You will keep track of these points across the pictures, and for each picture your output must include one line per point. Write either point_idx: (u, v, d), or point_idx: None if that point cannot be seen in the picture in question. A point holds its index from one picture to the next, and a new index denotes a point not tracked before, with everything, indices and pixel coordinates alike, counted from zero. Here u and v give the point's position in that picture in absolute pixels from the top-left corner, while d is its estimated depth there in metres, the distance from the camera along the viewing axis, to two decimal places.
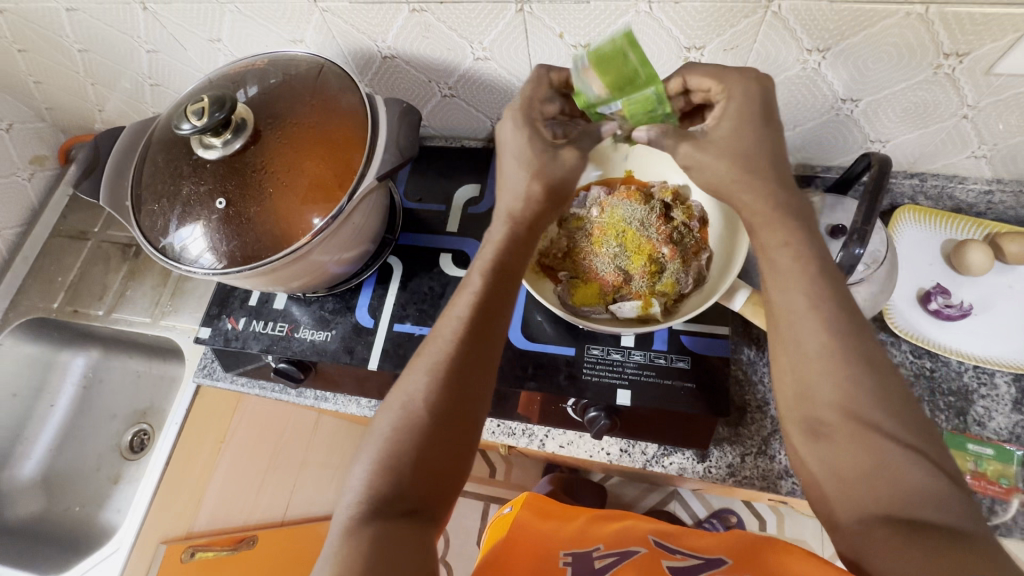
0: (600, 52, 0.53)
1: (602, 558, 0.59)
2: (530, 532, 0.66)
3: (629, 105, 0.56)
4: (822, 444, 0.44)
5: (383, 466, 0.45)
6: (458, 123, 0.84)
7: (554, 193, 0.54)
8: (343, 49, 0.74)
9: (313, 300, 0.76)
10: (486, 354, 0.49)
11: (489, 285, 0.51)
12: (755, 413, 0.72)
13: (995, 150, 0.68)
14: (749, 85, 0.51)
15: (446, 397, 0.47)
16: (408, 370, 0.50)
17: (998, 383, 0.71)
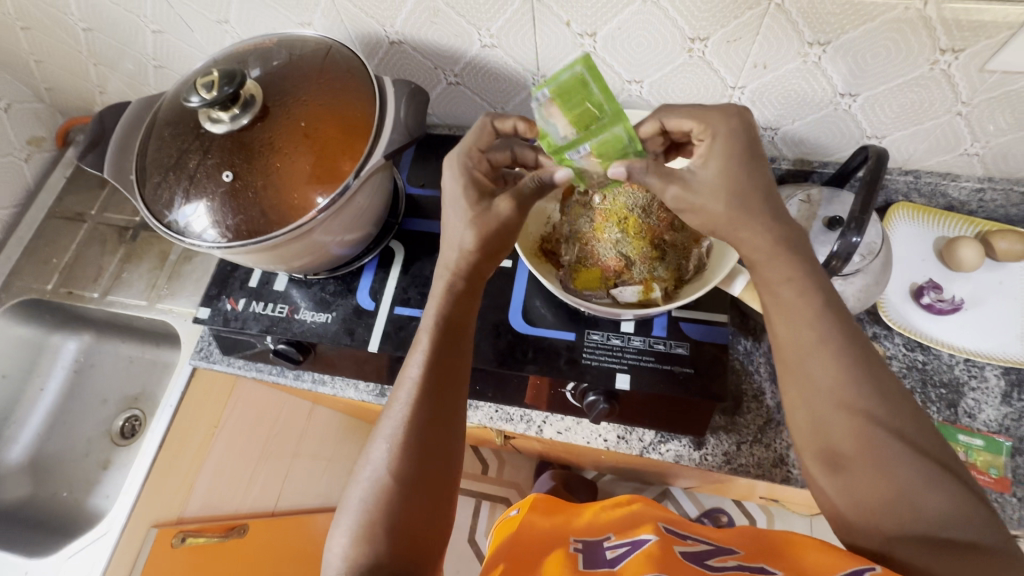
0: (560, 85, 0.49)
1: (614, 548, 0.61)
2: (538, 534, 0.68)
3: (598, 144, 0.51)
4: (842, 475, 0.47)
5: (360, 535, 0.49)
6: (463, 111, 0.84)
7: (491, 242, 0.56)
8: (351, 33, 0.74)
9: (313, 283, 0.76)
10: (442, 413, 0.54)
11: (437, 341, 0.56)
12: (752, 402, 0.73)
13: (987, 147, 0.70)
14: (732, 122, 0.52)
15: (406, 457, 0.51)
16: (369, 445, 0.54)
17: (988, 376, 0.72)
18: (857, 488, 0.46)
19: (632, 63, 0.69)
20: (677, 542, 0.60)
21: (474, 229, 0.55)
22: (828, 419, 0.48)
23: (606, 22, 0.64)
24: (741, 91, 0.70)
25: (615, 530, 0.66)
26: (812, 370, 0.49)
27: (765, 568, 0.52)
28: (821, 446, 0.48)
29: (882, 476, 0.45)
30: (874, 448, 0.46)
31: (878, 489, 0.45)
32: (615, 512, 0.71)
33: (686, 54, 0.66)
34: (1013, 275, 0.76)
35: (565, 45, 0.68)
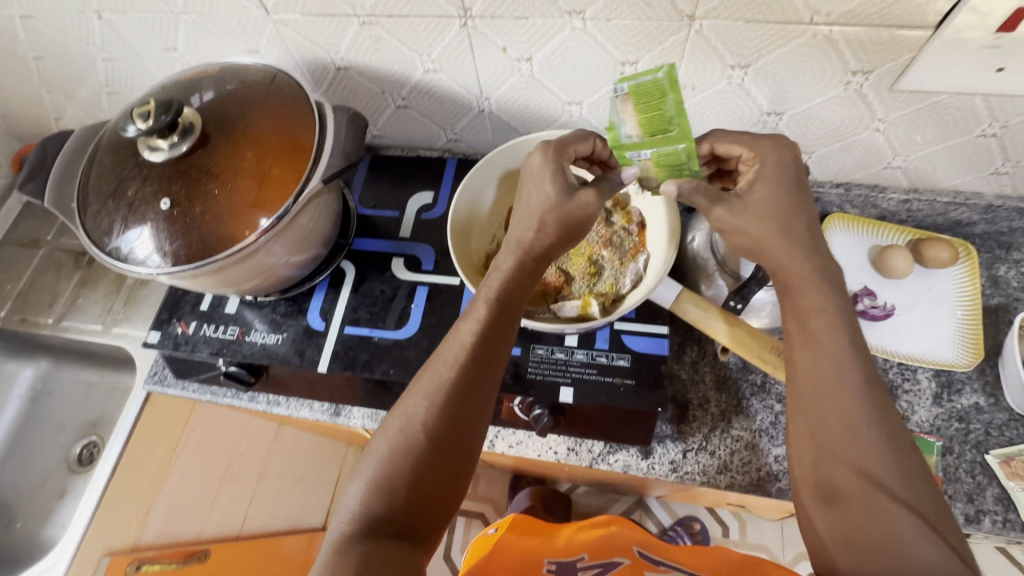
0: (639, 85, 0.50)
1: (586, 570, 0.66)
2: (515, 544, 0.70)
3: (658, 154, 0.52)
4: (834, 508, 0.47)
5: (378, 486, 0.49)
6: (413, 132, 0.86)
7: (564, 228, 0.56)
8: (298, 60, 0.76)
9: (264, 304, 0.76)
10: (483, 385, 0.54)
11: (493, 315, 0.55)
12: (696, 411, 0.75)
13: (909, 160, 0.74)
14: (782, 152, 0.55)
15: (441, 420, 0.51)
16: (406, 398, 0.54)
17: (920, 379, 0.75)
18: (849, 526, 0.46)
19: (570, 85, 0.71)
20: (648, 566, 0.65)
21: (554, 213, 0.55)
22: (827, 455, 0.48)
23: (540, 48, 0.66)
24: None
25: (588, 552, 0.70)
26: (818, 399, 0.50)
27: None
28: (818, 479, 0.48)
29: (872, 516, 0.45)
30: (865, 486, 0.46)
31: (871, 527, 0.45)
32: (592, 532, 0.75)
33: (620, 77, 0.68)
34: (941, 280, 0.79)
35: (504, 69, 0.70)
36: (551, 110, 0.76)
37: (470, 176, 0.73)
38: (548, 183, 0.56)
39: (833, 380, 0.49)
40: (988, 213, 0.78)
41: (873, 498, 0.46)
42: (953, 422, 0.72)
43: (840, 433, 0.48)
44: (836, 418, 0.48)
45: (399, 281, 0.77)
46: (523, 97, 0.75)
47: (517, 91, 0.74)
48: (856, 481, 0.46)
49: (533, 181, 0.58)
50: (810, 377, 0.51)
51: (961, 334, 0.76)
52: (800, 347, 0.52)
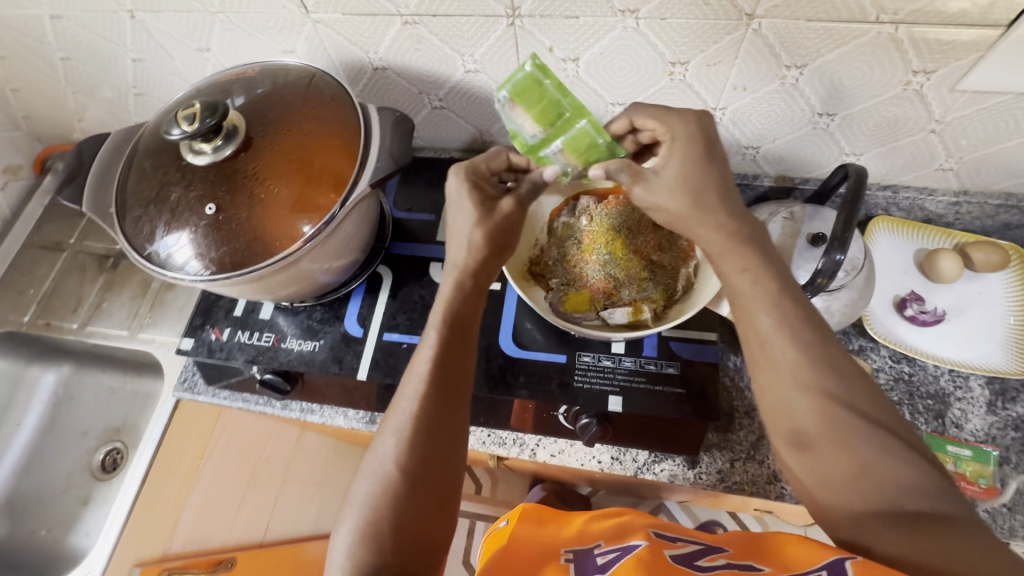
0: (516, 85, 0.52)
1: (603, 555, 0.58)
2: (527, 543, 0.64)
3: (567, 138, 0.57)
4: (809, 453, 0.47)
5: (364, 534, 0.48)
6: (448, 134, 0.85)
7: (494, 242, 0.58)
8: (334, 60, 0.74)
9: (300, 310, 0.75)
10: (448, 408, 0.54)
11: (445, 339, 0.56)
12: (743, 418, 0.73)
13: (961, 162, 0.72)
14: (690, 126, 0.56)
15: (413, 454, 0.51)
16: (376, 439, 0.54)
17: (973, 386, 0.73)
18: (824, 468, 0.46)
19: (615, 85, 0.69)
20: (666, 546, 0.57)
21: (483, 228, 0.57)
22: (790, 398, 0.48)
23: (588, 48, 0.64)
24: (722, 112, 0.71)
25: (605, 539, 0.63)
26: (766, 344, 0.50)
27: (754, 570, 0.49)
28: (789, 428, 0.48)
29: (845, 453, 0.45)
30: (835, 422, 0.46)
31: (842, 464, 0.45)
32: (607, 520, 0.68)
33: (668, 77, 0.66)
34: (991, 285, 0.77)
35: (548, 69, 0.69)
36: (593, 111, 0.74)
37: None
38: (467, 202, 0.58)
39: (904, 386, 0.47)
40: None
41: (846, 429, 0.45)
42: (1008, 431, 0.70)
43: (801, 370, 0.48)
44: (796, 365, 0.48)
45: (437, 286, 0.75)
46: None
47: None
48: (825, 420, 0.46)
49: (455, 205, 0.60)
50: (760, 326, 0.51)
51: (1013, 339, 0.74)
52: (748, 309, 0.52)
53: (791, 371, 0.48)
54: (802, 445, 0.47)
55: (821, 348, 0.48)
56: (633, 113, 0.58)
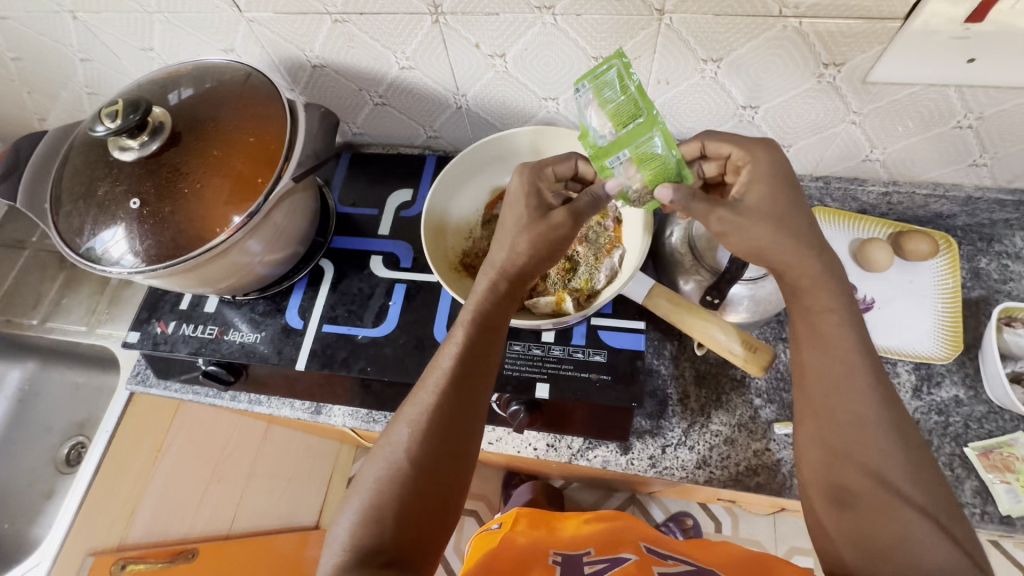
0: (597, 77, 0.51)
1: (592, 564, 0.63)
2: (521, 551, 0.68)
3: (638, 146, 0.51)
4: (848, 512, 0.48)
5: (367, 517, 0.49)
6: (394, 130, 0.86)
7: (540, 251, 0.56)
8: (273, 59, 0.76)
9: (244, 303, 0.77)
10: (466, 411, 0.53)
11: (472, 338, 0.55)
12: (676, 406, 0.75)
13: (886, 153, 0.73)
14: (772, 152, 0.55)
15: (426, 445, 0.51)
16: (391, 428, 0.54)
17: (900, 372, 0.75)
18: (862, 526, 0.47)
19: (544, 80, 0.71)
20: (655, 561, 0.62)
21: (527, 234, 0.55)
22: (840, 458, 0.49)
23: (511, 43, 0.66)
24: (650, 105, 0.72)
25: (596, 549, 0.68)
26: (829, 404, 0.51)
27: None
28: (830, 481, 0.49)
29: (883, 515, 0.46)
30: (880, 491, 0.47)
31: (880, 527, 0.46)
32: (605, 530, 0.72)
33: None
34: (922, 274, 0.79)
35: (478, 65, 0.70)
36: (528, 106, 0.76)
37: (443, 173, 0.73)
38: (521, 207, 0.57)
39: (844, 380, 0.50)
40: (968, 205, 0.78)
41: (881, 497, 0.47)
42: (932, 415, 0.72)
43: (850, 439, 0.49)
44: (848, 431, 0.49)
45: (377, 278, 0.76)
46: (499, 94, 0.75)
47: (493, 88, 0.74)
48: (873, 487, 0.47)
49: (510, 206, 0.59)
50: (824, 383, 0.51)
51: (940, 327, 0.76)
52: (808, 351, 0.53)
53: (840, 435, 0.49)
54: (835, 496, 0.49)
55: (886, 419, 0.49)
56: (707, 139, 0.58)
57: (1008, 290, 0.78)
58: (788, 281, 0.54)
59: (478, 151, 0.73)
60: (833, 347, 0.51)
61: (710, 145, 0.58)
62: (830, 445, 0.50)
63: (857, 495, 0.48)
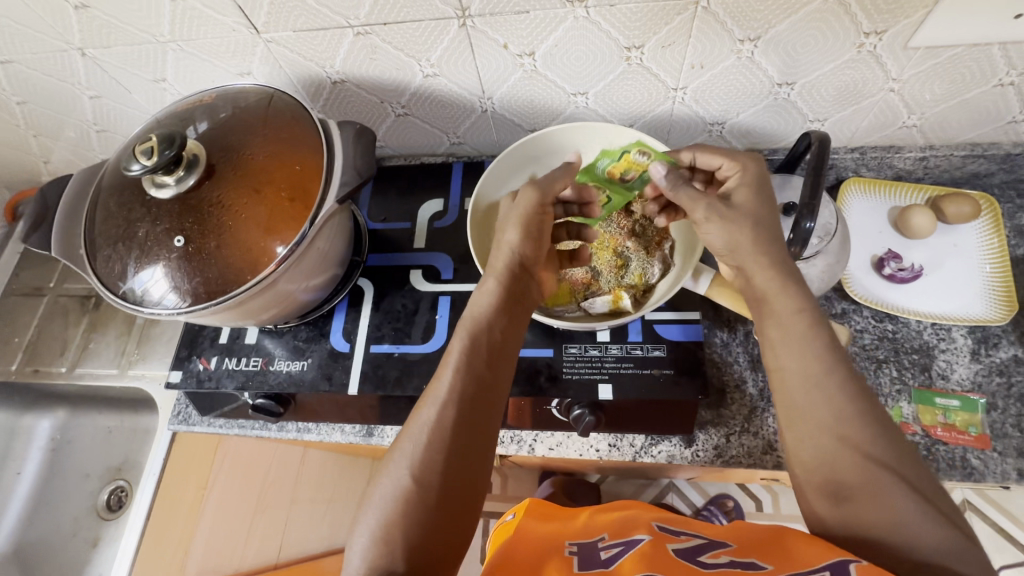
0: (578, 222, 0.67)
1: (608, 548, 0.58)
2: (533, 535, 0.62)
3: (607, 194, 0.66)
4: (844, 504, 0.46)
5: (378, 540, 0.46)
6: (416, 139, 0.85)
7: (528, 238, 0.59)
8: (291, 78, 0.74)
9: (285, 331, 0.75)
10: (474, 423, 0.51)
11: (475, 354, 0.54)
12: (735, 392, 0.74)
13: (924, 118, 0.72)
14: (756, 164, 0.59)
15: (435, 463, 0.49)
16: (396, 446, 0.51)
17: (956, 337, 0.74)
18: (858, 517, 0.45)
19: (574, 76, 0.69)
20: (669, 540, 0.58)
21: (511, 227, 0.59)
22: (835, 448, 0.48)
23: (541, 41, 0.64)
24: (683, 91, 0.71)
25: (609, 531, 0.63)
26: (809, 398, 0.50)
27: (755, 564, 0.49)
28: (826, 476, 0.48)
29: (879, 502, 0.45)
30: (873, 482, 0.46)
31: (873, 516, 0.45)
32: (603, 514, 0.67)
33: (625, 62, 0.66)
34: (965, 236, 0.79)
35: (505, 66, 0.69)
36: (556, 103, 0.75)
37: (483, 180, 0.72)
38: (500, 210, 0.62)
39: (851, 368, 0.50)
40: (1006, 162, 0.77)
41: (880, 483, 0.45)
42: (993, 377, 0.72)
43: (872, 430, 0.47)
44: (835, 420, 0.48)
45: (418, 293, 0.75)
46: (526, 93, 0.73)
47: (520, 88, 0.72)
48: (865, 474, 0.46)
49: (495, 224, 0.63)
50: (803, 378, 0.50)
51: (990, 287, 0.75)
52: (785, 349, 0.52)
53: (832, 427, 0.48)
54: (832, 491, 0.47)
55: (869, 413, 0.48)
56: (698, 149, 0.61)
57: None
58: (757, 287, 0.55)
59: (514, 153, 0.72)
60: (833, 338, 0.51)
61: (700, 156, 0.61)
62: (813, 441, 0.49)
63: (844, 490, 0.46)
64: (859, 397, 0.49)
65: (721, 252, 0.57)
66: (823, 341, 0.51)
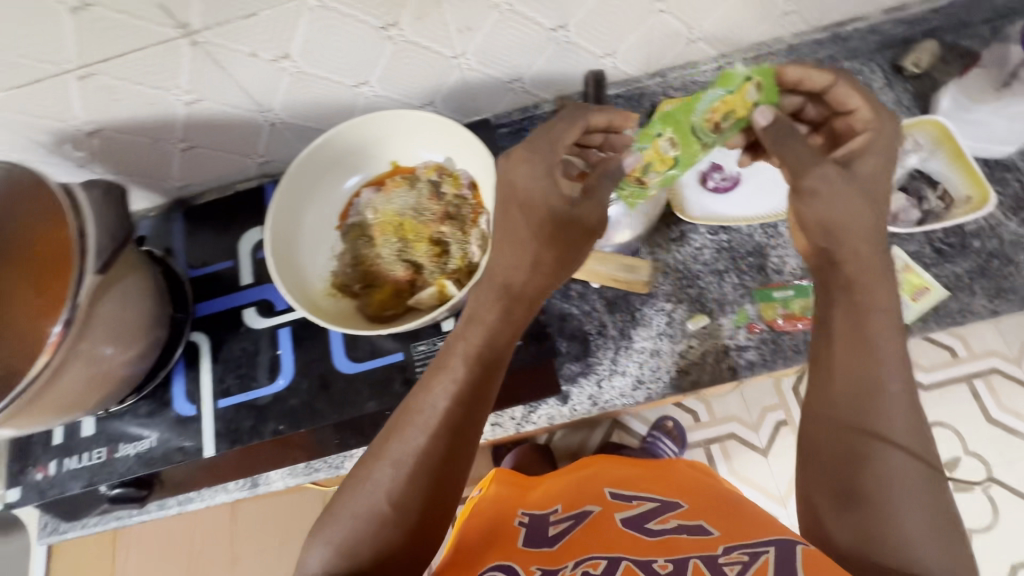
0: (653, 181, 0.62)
1: (557, 524, 0.60)
2: (489, 507, 0.65)
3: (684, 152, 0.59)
4: (851, 513, 0.46)
5: (339, 551, 0.46)
6: (216, 169, 0.78)
7: (561, 260, 0.54)
8: (38, 140, 0.65)
9: (123, 411, 0.69)
10: (457, 454, 0.50)
11: (473, 373, 0.52)
12: (598, 339, 0.76)
13: (704, 31, 0.73)
14: (893, 124, 0.54)
15: (412, 489, 0.47)
16: (371, 465, 0.49)
17: (782, 232, 0.78)
18: (865, 525, 0.45)
19: (345, 68, 0.65)
20: (619, 509, 0.61)
21: (551, 250, 0.52)
22: (852, 429, 0.48)
23: (289, 41, 0.59)
24: (464, 58, 0.68)
25: (562, 502, 0.65)
26: (848, 353, 0.50)
27: (704, 530, 0.55)
28: (843, 457, 0.47)
29: (885, 501, 0.45)
30: (886, 476, 0.45)
31: (885, 525, 0.44)
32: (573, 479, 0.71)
33: (389, 42, 0.63)
34: None
35: (266, 74, 0.63)
36: (342, 98, 0.70)
37: (277, 195, 0.63)
38: (535, 198, 0.52)
39: (901, 366, 0.49)
40: (793, 54, 0.80)
41: (895, 485, 0.45)
42: None
43: (908, 437, 0.46)
44: (867, 413, 0.48)
45: (256, 332, 0.71)
46: (306, 96, 0.68)
47: (296, 92, 0.67)
48: (893, 466, 0.45)
49: (517, 202, 0.53)
50: (847, 353, 0.50)
51: None
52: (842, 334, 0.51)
53: (858, 405, 0.48)
54: (841, 496, 0.47)
55: (912, 409, 0.47)
56: (843, 80, 0.55)
57: None
58: (843, 271, 0.53)
59: (299, 164, 0.63)
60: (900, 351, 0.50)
61: (839, 90, 0.55)
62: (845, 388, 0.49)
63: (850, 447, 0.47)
64: (898, 399, 0.48)
65: (811, 228, 0.54)
66: (882, 324, 0.50)
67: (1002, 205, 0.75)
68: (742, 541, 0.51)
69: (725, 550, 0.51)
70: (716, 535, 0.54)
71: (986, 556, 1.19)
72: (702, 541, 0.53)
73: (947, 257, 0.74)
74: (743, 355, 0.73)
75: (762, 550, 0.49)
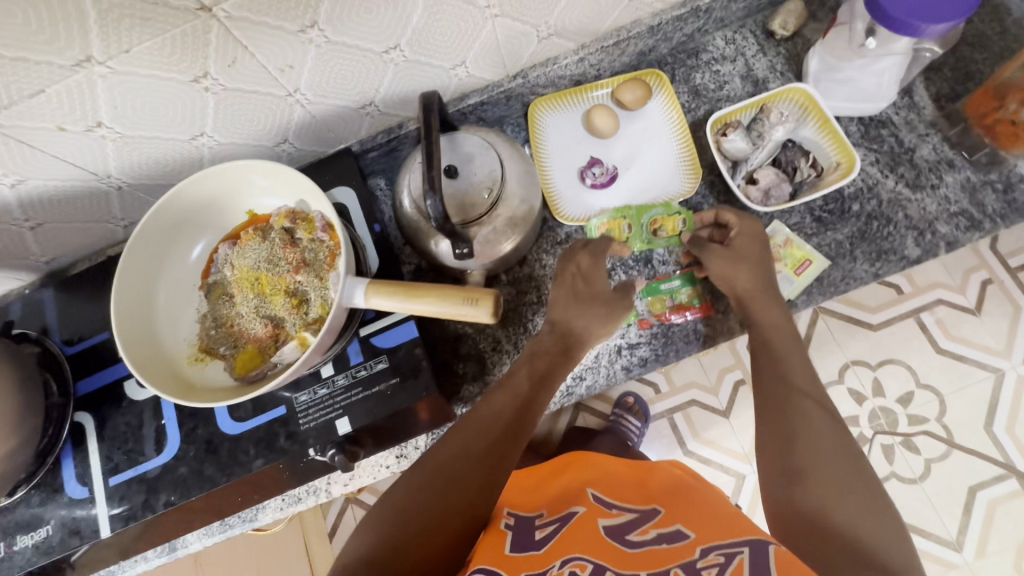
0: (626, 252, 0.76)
1: (543, 527, 0.61)
2: None
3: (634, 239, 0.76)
4: (799, 484, 0.53)
5: (379, 524, 0.54)
6: (80, 240, 0.75)
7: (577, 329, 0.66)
8: None
9: (17, 503, 0.68)
10: (498, 455, 0.58)
11: (530, 385, 0.62)
12: (493, 355, 0.75)
13: (552, 26, 0.70)
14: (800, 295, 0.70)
15: (455, 471, 0.56)
16: (435, 455, 0.58)
17: None
18: (813, 492, 0.52)
19: (171, 124, 0.62)
20: (602, 514, 0.62)
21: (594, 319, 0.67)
22: (794, 403, 0.57)
23: (94, 110, 0.56)
24: (301, 94, 0.65)
25: (547, 506, 0.67)
26: (799, 346, 0.62)
27: (681, 534, 0.56)
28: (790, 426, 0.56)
29: (825, 466, 0.53)
30: (822, 442, 0.54)
31: (825, 488, 0.51)
32: (559, 480, 0.73)
33: (209, 93, 0.59)
34: (651, 118, 0.80)
35: (84, 144, 0.60)
36: (184, 152, 0.67)
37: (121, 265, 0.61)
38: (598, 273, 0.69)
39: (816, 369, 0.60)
40: (657, 33, 0.77)
41: (829, 453, 0.53)
42: None
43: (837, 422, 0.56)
44: (812, 395, 0.57)
45: (139, 403, 0.69)
46: (142, 156, 0.65)
47: (128, 155, 0.64)
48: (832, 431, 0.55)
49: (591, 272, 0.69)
50: (798, 347, 0.62)
51: (680, 161, 0.78)
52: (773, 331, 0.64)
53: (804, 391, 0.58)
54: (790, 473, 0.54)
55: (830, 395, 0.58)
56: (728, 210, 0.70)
57: (725, 96, 0.81)
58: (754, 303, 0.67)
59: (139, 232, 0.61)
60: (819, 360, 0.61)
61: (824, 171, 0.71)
62: (764, 384, 0.62)
63: (773, 419, 0.58)
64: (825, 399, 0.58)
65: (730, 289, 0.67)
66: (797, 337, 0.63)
67: (878, 162, 0.74)
68: (718, 542, 0.52)
69: (702, 553, 0.51)
70: (691, 537, 0.55)
71: (945, 485, 1.21)
72: (682, 547, 0.53)
73: (827, 225, 0.73)
74: (635, 354, 0.73)
75: (737, 550, 0.50)
